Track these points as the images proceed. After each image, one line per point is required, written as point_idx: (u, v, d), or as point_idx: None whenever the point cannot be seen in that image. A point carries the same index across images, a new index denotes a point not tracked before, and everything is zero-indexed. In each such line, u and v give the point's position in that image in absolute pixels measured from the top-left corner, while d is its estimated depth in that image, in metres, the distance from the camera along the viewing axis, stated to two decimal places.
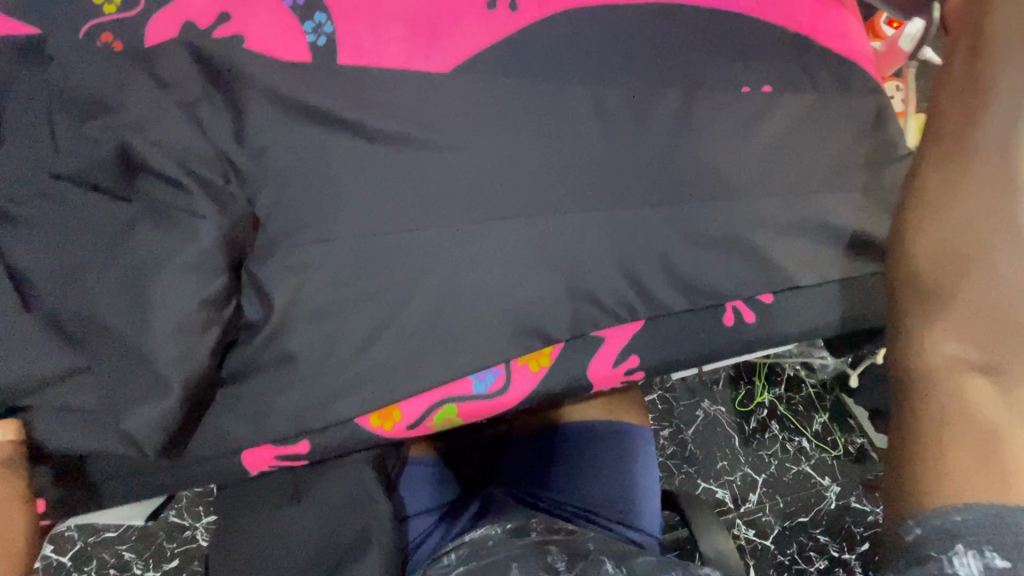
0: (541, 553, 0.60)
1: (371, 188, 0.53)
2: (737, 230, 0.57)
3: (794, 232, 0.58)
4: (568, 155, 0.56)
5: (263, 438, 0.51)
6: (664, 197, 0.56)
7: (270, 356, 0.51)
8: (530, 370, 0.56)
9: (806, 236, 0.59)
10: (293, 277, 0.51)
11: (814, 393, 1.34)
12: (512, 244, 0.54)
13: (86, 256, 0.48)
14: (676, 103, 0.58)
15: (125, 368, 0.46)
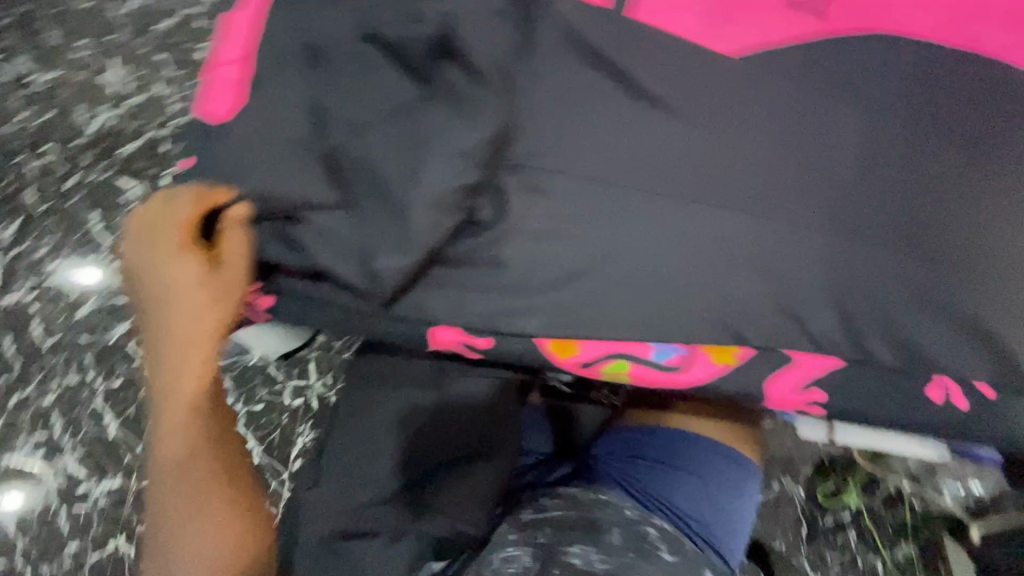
0: (641, 533, 0.66)
1: (624, 143, 0.55)
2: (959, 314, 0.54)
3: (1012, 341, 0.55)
4: (823, 175, 0.54)
5: (454, 325, 0.56)
6: (902, 252, 0.54)
7: (483, 257, 0.55)
8: (712, 361, 0.54)
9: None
10: (530, 195, 0.55)
11: (909, 520, 1.19)
12: (736, 240, 0.54)
13: (374, 114, 0.54)
14: (951, 162, 0.55)
15: (378, 218, 0.52)
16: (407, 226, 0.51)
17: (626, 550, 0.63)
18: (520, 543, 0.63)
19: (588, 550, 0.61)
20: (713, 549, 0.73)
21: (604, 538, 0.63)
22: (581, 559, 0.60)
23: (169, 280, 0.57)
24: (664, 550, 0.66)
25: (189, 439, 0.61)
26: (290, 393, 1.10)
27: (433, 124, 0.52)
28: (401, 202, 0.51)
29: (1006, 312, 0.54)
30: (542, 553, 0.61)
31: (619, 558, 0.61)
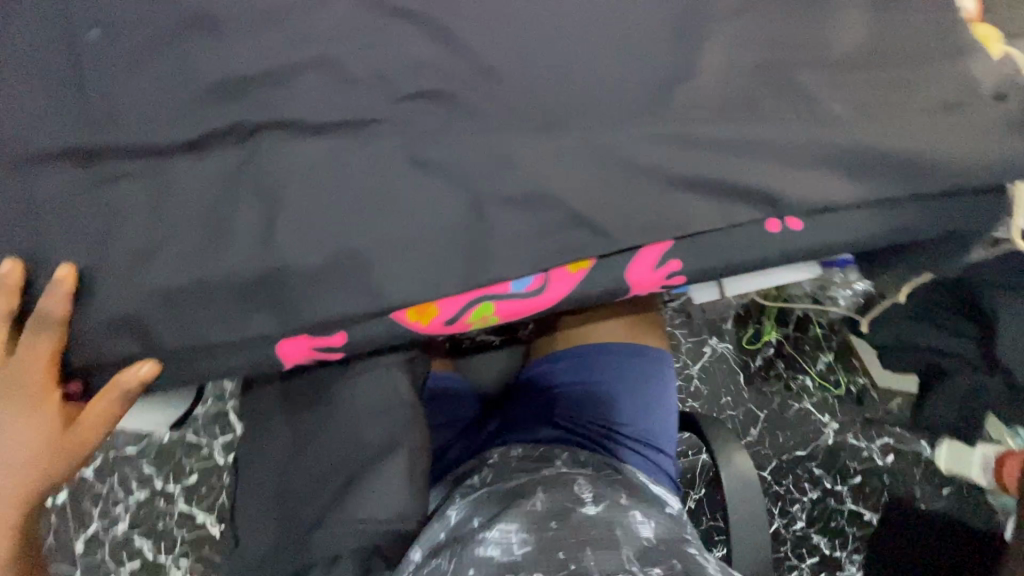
0: (567, 482, 0.61)
1: (411, 80, 0.49)
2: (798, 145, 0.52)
3: (854, 153, 0.52)
4: (613, 46, 0.51)
5: (295, 334, 0.48)
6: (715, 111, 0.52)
7: (292, 247, 0.47)
8: (569, 274, 0.51)
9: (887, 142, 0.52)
10: (317, 162, 0.48)
11: (820, 333, 1.35)
12: (544, 138, 0.50)
13: (135, 134, 0.47)
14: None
15: (166, 246, 0.46)
16: (225, 249, 0.47)
17: (548, 518, 0.55)
18: (438, 556, 0.56)
19: (508, 531, 0.54)
20: (650, 445, 0.74)
21: (526, 506, 0.57)
22: (499, 548, 0.53)
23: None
24: (588, 500, 0.58)
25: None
26: (220, 452, 1.06)
27: (182, 129, 0.47)
28: (215, 221, 0.47)
29: (837, 123, 0.52)
30: (461, 551, 0.54)
31: (539, 535, 0.54)
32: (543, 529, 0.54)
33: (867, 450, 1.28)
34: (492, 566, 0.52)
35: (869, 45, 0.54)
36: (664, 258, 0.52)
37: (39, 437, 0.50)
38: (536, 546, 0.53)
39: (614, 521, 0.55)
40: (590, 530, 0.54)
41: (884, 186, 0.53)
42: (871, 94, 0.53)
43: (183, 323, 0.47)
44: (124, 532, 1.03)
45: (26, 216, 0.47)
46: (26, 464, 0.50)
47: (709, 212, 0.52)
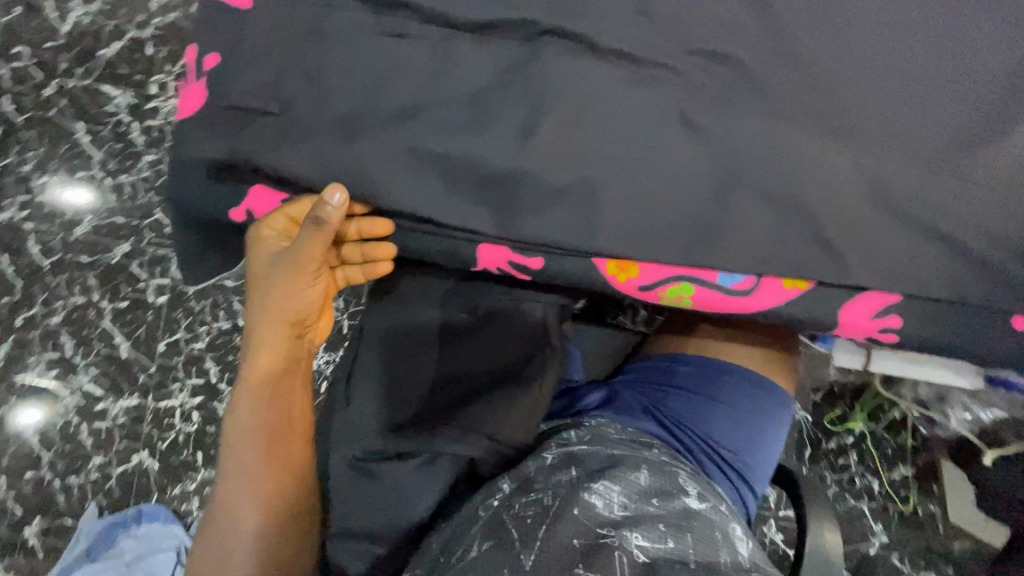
0: (672, 472, 0.59)
1: (710, 35, 0.47)
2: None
3: None
4: (938, 69, 0.46)
5: (501, 242, 0.49)
6: (1023, 180, 0.45)
7: (536, 158, 0.47)
8: (781, 288, 0.49)
9: None
10: (590, 86, 0.47)
11: (909, 444, 1.24)
12: (821, 142, 0.46)
13: (437, 1, 0.48)
14: None
15: (424, 116, 0.48)
16: (476, 137, 0.47)
17: (651, 494, 0.55)
18: (534, 488, 0.57)
19: (612, 490, 0.54)
20: (742, 478, 0.72)
21: (630, 476, 0.57)
22: (602, 500, 0.53)
23: (267, 286, 0.60)
24: (692, 493, 0.57)
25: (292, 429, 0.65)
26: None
27: (482, 13, 0.47)
28: (478, 109, 0.47)
29: None
30: (561, 492, 0.55)
31: (641, 507, 0.54)
32: (644, 503, 0.54)
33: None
34: (594, 515, 0.52)
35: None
36: (882, 310, 0.49)
37: (314, 284, 0.60)
38: (637, 515, 0.52)
39: (717, 523, 0.54)
40: (693, 522, 0.53)
41: None
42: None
43: (408, 190, 0.48)
44: (198, 351, 1.03)
45: (316, 42, 0.49)
46: (303, 306, 0.61)
47: (956, 281, 0.47)
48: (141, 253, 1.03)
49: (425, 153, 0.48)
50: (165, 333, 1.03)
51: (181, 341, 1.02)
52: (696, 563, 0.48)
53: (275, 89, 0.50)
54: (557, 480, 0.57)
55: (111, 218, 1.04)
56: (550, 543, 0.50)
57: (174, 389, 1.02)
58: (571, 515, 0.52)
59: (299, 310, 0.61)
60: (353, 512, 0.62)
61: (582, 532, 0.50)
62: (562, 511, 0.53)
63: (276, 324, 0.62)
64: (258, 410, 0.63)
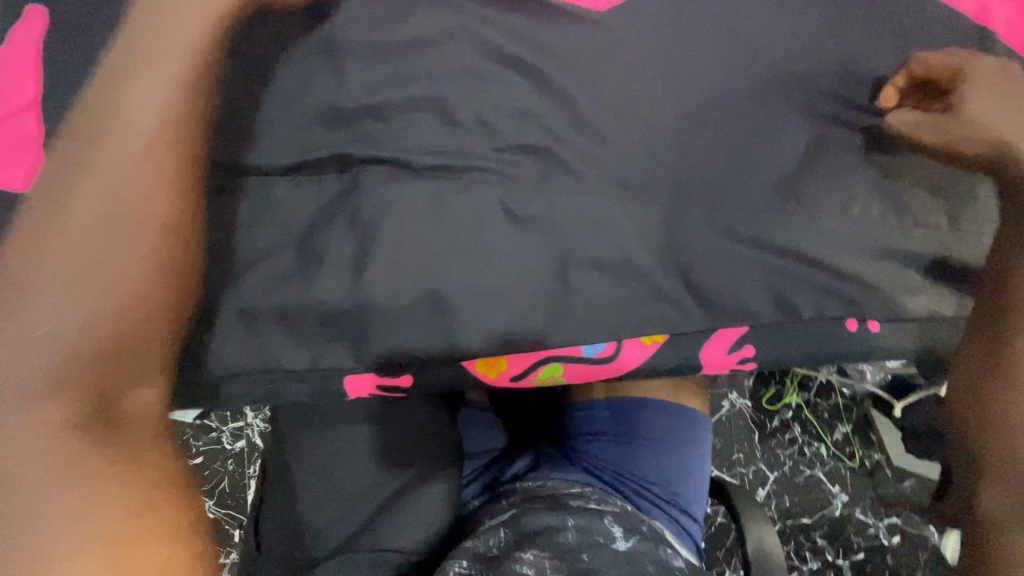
0: (597, 514, 0.62)
1: (516, 131, 0.49)
2: (884, 249, 0.52)
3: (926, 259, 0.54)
4: (723, 119, 0.50)
5: (367, 368, 0.49)
6: (811, 205, 0.51)
7: (377, 284, 0.47)
8: (642, 344, 0.51)
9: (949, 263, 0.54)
10: (415, 203, 0.48)
11: (841, 403, 1.33)
12: (638, 207, 0.50)
13: (243, 152, 0.48)
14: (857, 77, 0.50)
15: (260, 272, 0.47)
16: (315, 275, 0.47)
17: (581, 548, 0.54)
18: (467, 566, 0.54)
19: (541, 556, 0.53)
20: (676, 508, 0.73)
21: (557, 536, 0.56)
22: (533, 567, 0.52)
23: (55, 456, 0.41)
24: (619, 534, 0.59)
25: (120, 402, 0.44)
26: (230, 437, 1.02)
27: (294, 157, 0.48)
28: (311, 247, 0.47)
29: (908, 235, 0.53)
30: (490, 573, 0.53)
31: (573, 564, 0.52)
32: (575, 557, 0.53)
33: (873, 527, 1.26)
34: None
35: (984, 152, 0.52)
36: (738, 342, 0.52)
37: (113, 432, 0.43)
38: (571, 573, 0.51)
39: (649, 554, 0.57)
40: (625, 563, 0.54)
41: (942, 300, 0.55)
42: (965, 204, 0.53)
43: (261, 341, 0.48)
44: None
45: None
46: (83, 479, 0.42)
47: (787, 300, 0.52)
48: None
49: (269, 304, 0.47)
50: None
51: None
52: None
53: None
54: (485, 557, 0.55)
55: None
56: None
57: None
58: None
59: (140, 265, 0.43)
60: None
61: None
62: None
63: (85, 363, 0.42)
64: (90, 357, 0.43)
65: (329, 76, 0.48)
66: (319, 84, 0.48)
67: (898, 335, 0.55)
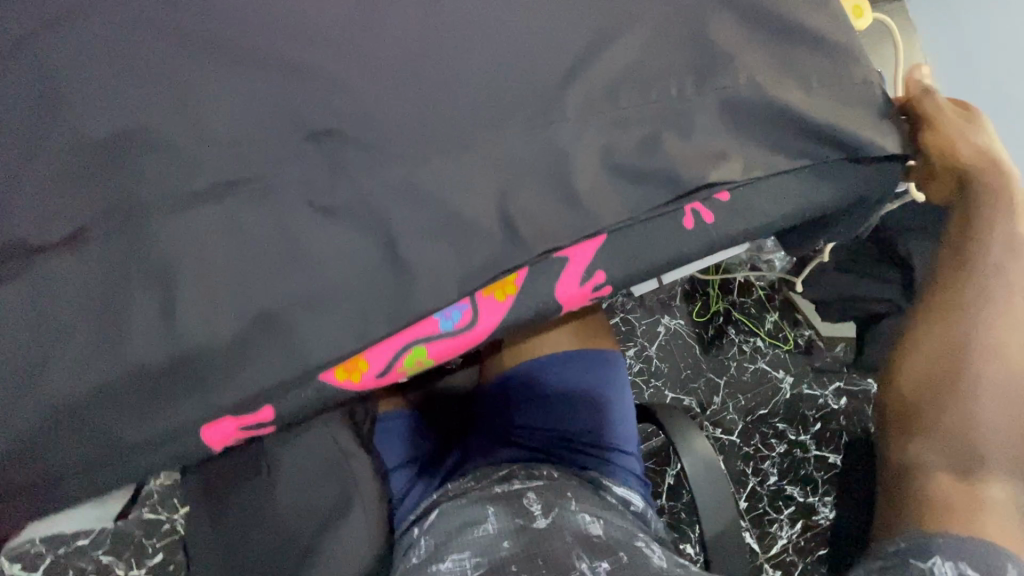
0: (516, 497, 0.60)
1: (298, 129, 0.47)
2: (694, 138, 0.54)
3: (740, 137, 0.55)
4: (501, 69, 0.51)
5: (214, 417, 0.45)
6: (610, 124, 0.53)
7: (193, 326, 0.44)
8: (497, 302, 0.51)
9: (761, 136, 0.55)
10: (211, 232, 0.45)
11: (763, 294, 1.40)
12: (445, 172, 0.49)
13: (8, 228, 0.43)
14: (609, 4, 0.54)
15: (62, 349, 0.43)
16: (128, 334, 0.43)
17: (500, 538, 0.55)
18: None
19: (462, 558, 0.53)
20: (608, 450, 0.73)
21: (477, 532, 0.56)
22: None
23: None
24: (537, 513, 0.58)
25: None
26: None
27: (63, 221, 0.44)
28: (113, 306, 0.44)
29: (714, 122, 0.55)
30: None
31: (493, 556, 0.53)
32: (496, 550, 0.53)
33: (823, 398, 1.33)
34: None
35: (752, 29, 0.55)
36: (588, 271, 0.53)
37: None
38: (492, 566, 0.52)
39: (567, 525, 0.56)
40: (541, 544, 0.53)
41: (772, 170, 0.56)
42: (761, 74, 0.55)
43: (89, 421, 0.44)
44: None
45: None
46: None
47: (620, 217, 0.52)
48: None
49: (82, 381, 0.43)
50: None
51: None
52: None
53: None
54: (408, 562, 0.57)
55: None
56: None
57: None
58: None
59: None
60: None
61: None
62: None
63: None
64: None
65: (79, 128, 0.44)
66: (69, 137, 0.44)
67: (742, 218, 0.56)
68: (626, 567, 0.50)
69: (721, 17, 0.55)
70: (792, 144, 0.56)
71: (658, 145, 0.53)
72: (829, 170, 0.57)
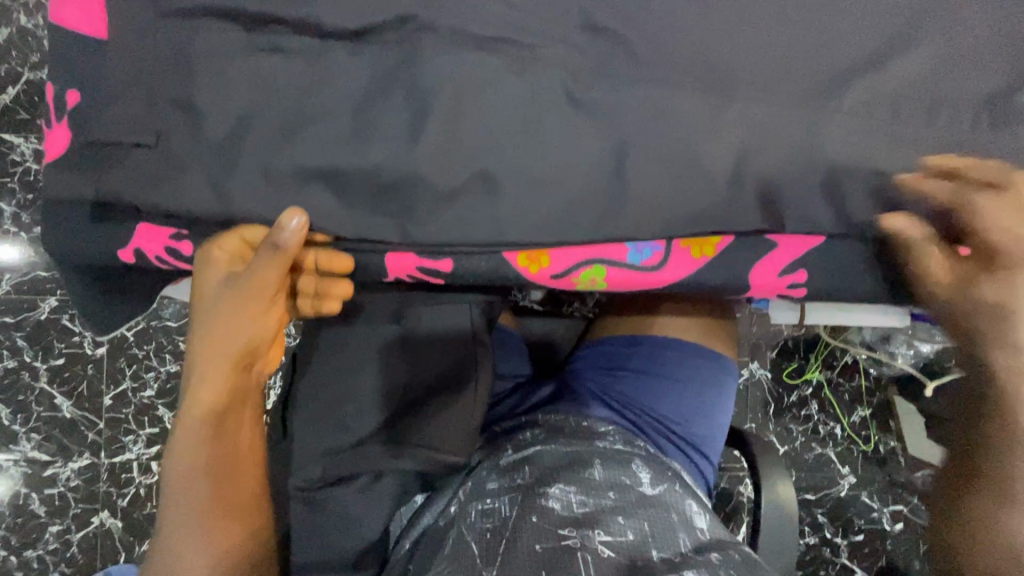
0: (625, 460, 0.59)
1: (583, 15, 0.47)
2: None
3: None
4: (799, 30, 0.48)
5: (407, 248, 0.48)
6: (889, 129, 0.48)
7: (426, 158, 0.46)
8: (691, 258, 0.50)
9: None
10: (472, 79, 0.46)
11: (865, 385, 1.28)
12: (703, 109, 0.47)
13: (300, 7, 0.46)
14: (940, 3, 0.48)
15: (311, 133, 0.46)
16: (364, 143, 0.46)
17: (607, 487, 0.55)
18: (495, 492, 0.57)
19: (567, 490, 0.55)
20: (695, 449, 0.72)
21: (583, 473, 0.57)
22: (560, 502, 0.54)
23: (212, 309, 0.54)
24: (645, 480, 0.58)
25: (232, 331, 0.54)
26: None
27: (350, 20, 0.46)
28: (363, 114, 0.46)
29: None
30: (521, 501, 0.55)
31: (597, 500, 0.54)
32: (600, 496, 0.55)
33: (877, 512, 1.24)
34: (554, 518, 0.52)
35: None
36: (790, 267, 0.51)
37: (265, 313, 0.55)
38: (597, 509, 0.53)
39: (672, 504, 0.55)
40: (648, 509, 0.54)
41: None
42: None
43: (303, 204, 0.47)
44: (149, 400, 1.03)
45: (186, 67, 0.46)
46: (253, 335, 0.55)
47: (849, 227, 0.49)
48: (69, 307, 1.01)
49: (318, 167, 0.46)
50: (109, 386, 1.03)
51: (128, 391, 1.03)
52: (656, 556, 0.49)
53: (140, 122, 0.47)
54: (512, 481, 0.57)
55: (33, 273, 1.01)
56: (514, 553, 0.50)
57: (128, 442, 1.02)
58: (530, 523, 0.52)
59: None
60: (306, 543, 0.60)
61: (542, 537, 0.51)
62: (521, 520, 0.53)
63: (214, 293, 0.52)
64: (222, 303, 0.53)
65: None
66: None
67: None
68: (738, 565, 0.49)
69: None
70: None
71: (926, 170, 0.48)
72: None
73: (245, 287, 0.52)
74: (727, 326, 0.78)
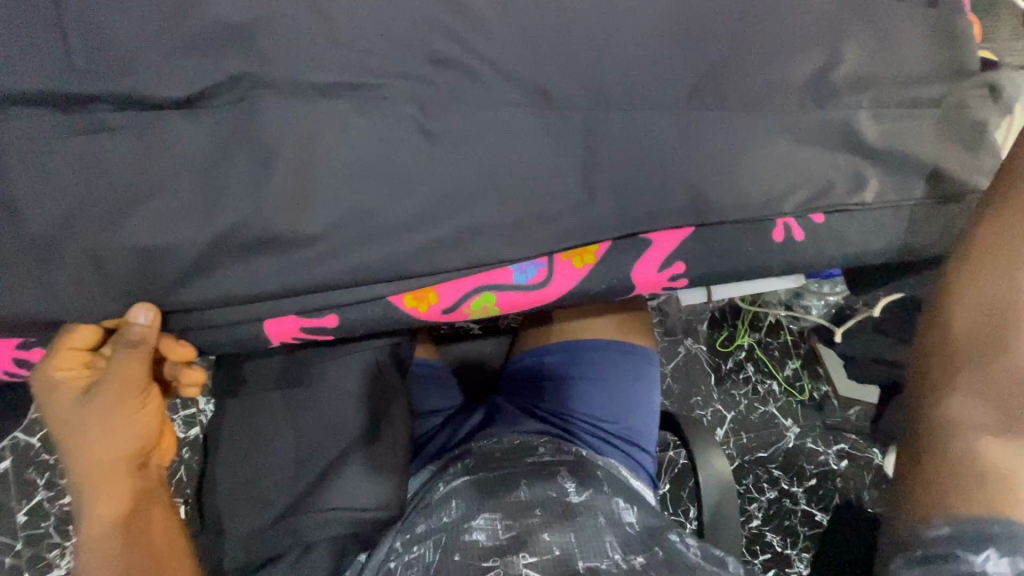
0: (551, 473, 0.62)
1: (421, 49, 0.46)
2: (807, 153, 0.52)
3: (852, 163, 0.54)
4: (635, 36, 0.49)
5: (288, 311, 0.47)
6: (732, 118, 0.51)
7: (286, 219, 0.44)
8: (574, 268, 0.52)
9: (873, 166, 0.54)
10: (319, 131, 0.45)
11: (790, 340, 1.37)
12: (556, 125, 0.48)
13: (117, 80, 0.43)
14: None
15: (157, 211, 0.43)
16: (216, 213, 0.44)
17: (534, 505, 0.58)
18: (420, 537, 0.57)
19: (492, 519, 0.56)
20: (630, 443, 0.73)
21: (509, 497, 0.59)
22: (485, 534, 0.55)
23: (80, 427, 0.48)
24: (571, 489, 0.61)
25: (109, 438, 0.49)
26: (181, 426, 0.91)
27: (176, 85, 0.43)
28: (210, 182, 0.44)
29: (832, 141, 0.53)
30: (445, 542, 0.55)
31: (524, 521, 0.56)
32: (527, 516, 0.57)
33: (823, 454, 1.30)
34: (477, 551, 0.53)
35: (887, 58, 0.53)
36: (669, 259, 0.53)
37: (141, 409, 0.51)
38: (522, 530, 0.55)
39: (600, 507, 0.59)
40: (574, 520, 0.56)
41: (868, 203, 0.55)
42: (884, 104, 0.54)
43: (168, 285, 0.45)
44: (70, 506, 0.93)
45: (5, 163, 0.42)
46: (135, 435, 0.51)
47: (711, 214, 0.52)
48: None
49: (172, 246, 0.44)
50: (22, 501, 0.93)
51: (44, 502, 0.93)
52: (582, 566, 0.51)
53: None
54: (437, 521, 0.58)
55: None
56: None
57: (53, 558, 0.92)
58: (453, 563, 0.52)
59: None
60: None
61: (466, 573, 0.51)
62: (445, 561, 0.53)
63: (76, 406, 0.48)
64: (86, 412, 0.48)
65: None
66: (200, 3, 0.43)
67: (828, 245, 0.56)
68: (661, 562, 0.53)
69: (862, 36, 0.53)
70: (896, 182, 0.55)
71: (770, 150, 0.52)
72: (922, 216, 0.57)
73: (112, 389, 0.48)
74: (643, 316, 0.82)
